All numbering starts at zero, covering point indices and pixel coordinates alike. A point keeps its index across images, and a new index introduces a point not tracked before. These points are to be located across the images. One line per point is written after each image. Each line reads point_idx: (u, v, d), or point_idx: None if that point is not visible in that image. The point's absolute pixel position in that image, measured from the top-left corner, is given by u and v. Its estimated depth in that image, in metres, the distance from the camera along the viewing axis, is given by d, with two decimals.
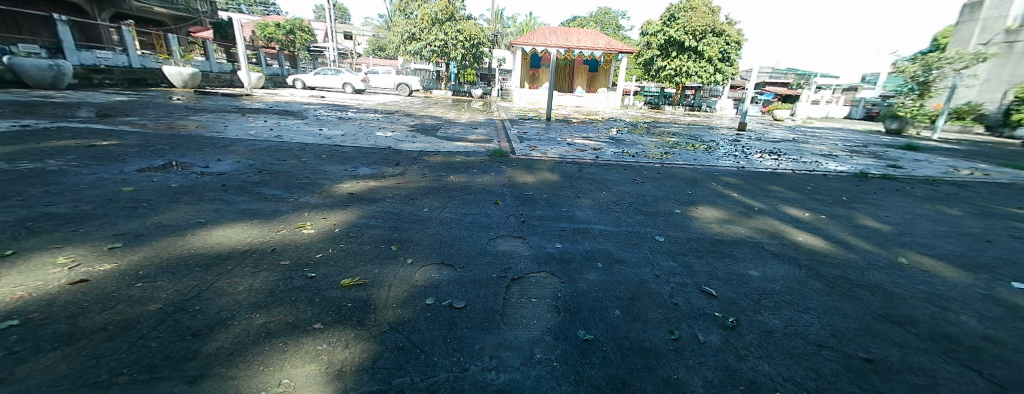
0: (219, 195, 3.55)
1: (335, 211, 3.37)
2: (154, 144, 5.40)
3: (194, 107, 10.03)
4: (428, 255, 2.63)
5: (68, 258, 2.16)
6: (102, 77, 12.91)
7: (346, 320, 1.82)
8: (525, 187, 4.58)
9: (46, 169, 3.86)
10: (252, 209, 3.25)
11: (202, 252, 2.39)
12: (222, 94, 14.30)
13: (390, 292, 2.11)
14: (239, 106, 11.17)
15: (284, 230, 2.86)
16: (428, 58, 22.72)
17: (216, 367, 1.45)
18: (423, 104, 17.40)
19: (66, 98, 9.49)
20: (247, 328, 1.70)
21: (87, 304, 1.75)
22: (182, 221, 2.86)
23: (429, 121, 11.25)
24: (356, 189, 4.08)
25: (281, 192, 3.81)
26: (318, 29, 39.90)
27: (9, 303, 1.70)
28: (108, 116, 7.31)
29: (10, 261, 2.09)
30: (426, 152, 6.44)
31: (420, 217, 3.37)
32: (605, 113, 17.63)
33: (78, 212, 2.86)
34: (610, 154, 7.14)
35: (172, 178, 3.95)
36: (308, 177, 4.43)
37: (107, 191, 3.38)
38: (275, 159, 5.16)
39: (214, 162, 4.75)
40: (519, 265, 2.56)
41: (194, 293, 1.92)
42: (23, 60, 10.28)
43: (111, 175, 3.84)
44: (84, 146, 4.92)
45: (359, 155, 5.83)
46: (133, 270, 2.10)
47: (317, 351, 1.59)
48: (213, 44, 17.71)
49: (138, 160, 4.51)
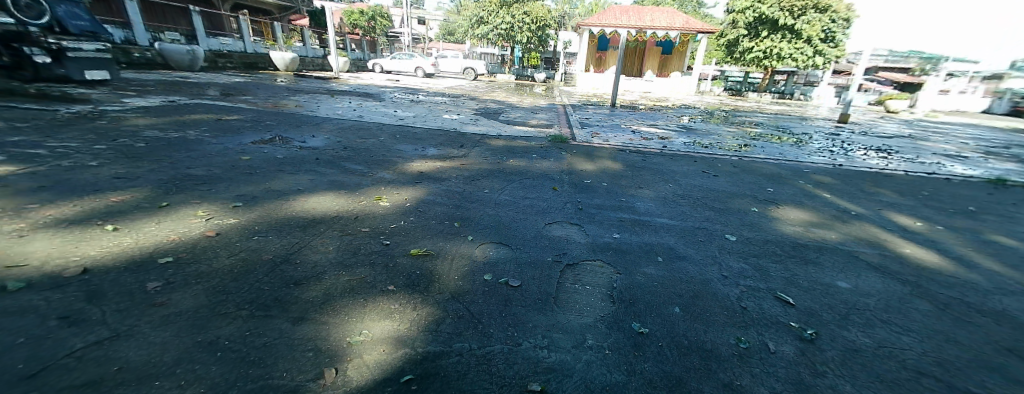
0: (313, 167, 4.03)
1: (407, 187, 3.66)
2: (264, 120, 6.24)
3: (293, 88, 11.30)
4: (487, 234, 2.76)
5: (205, 211, 2.65)
6: (224, 61, 14.96)
7: (414, 286, 2.02)
8: (583, 174, 4.53)
9: (187, 138, 4.64)
10: (338, 181, 3.64)
11: (300, 215, 2.76)
12: (314, 77, 15.91)
13: (452, 265, 2.27)
14: (328, 88, 12.36)
15: (365, 201, 3.18)
16: (494, 41, 22.87)
17: (312, 312, 1.72)
18: (488, 88, 17.71)
19: (198, 79, 11.19)
20: (335, 282, 1.96)
21: (218, 250, 2.14)
22: (286, 187, 3.32)
23: (492, 105, 11.44)
24: (424, 168, 4.36)
25: (361, 167, 4.20)
26: (395, 16, 42.52)
27: (180, 244, 2.18)
28: (229, 95, 8.54)
29: (166, 211, 2.61)
30: (487, 135, 6.62)
31: (479, 197, 3.52)
32: (679, 100, 16.47)
33: (211, 175, 3.44)
34: (680, 144, 6.74)
35: (277, 150, 4.54)
36: (383, 155, 4.81)
37: (231, 158, 4.01)
38: (357, 137, 5.67)
39: (310, 138, 5.35)
40: (573, 252, 2.59)
41: (294, 249, 2.25)
42: (170, 45, 12.33)
43: (233, 145, 4.53)
44: (214, 120, 5.82)
45: (426, 136, 6.17)
46: (250, 225, 2.50)
47: (390, 310, 1.80)
48: (309, 31, 19.75)
49: (252, 134, 5.25)
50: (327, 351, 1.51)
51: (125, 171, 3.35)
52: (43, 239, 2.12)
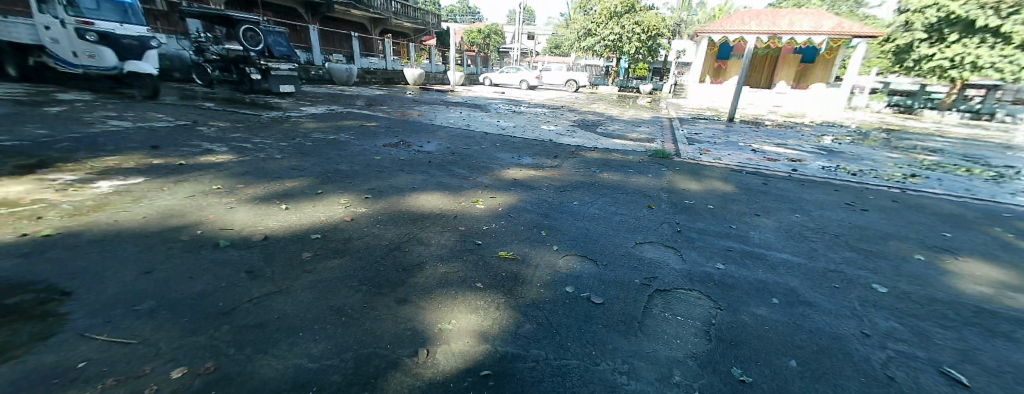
0: (426, 169, 4.56)
1: (502, 192, 3.90)
2: (393, 127, 7.26)
3: (417, 99, 12.85)
4: (573, 245, 2.79)
5: (344, 201, 3.29)
6: (371, 77, 17.64)
7: (499, 286, 2.17)
8: (687, 194, 4.24)
9: (337, 140, 5.68)
10: (444, 183, 4.06)
11: (412, 210, 3.20)
12: (434, 90, 17.84)
13: (536, 271, 2.37)
14: (444, 100, 13.73)
15: (464, 202, 3.50)
16: (600, 53, 22.65)
17: (412, 298, 1.99)
18: (590, 100, 17.60)
19: (352, 92, 13.56)
20: (432, 274, 2.23)
21: (350, 236, 2.64)
22: (403, 185, 3.85)
23: (593, 117, 11.34)
24: (520, 176, 4.57)
25: (465, 171, 4.60)
26: (507, 33, 45.29)
27: (325, 226, 2.78)
28: (370, 105, 10.13)
29: (319, 198, 3.33)
30: (583, 147, 6.60)
31: (570, 209, 3.56)
32: (817, 117, 14.12)
33: (350, 171, 4.17)
34: (815, 169, 5.80)
35: (399, 153, 5.24)
36: (485, 161, 5.18)
37: (366, 158, 4.78)
38: (465, 144, 6.20)
39: (426, 143, 6.04)
40: (666, 278, 2.45)
41: (404, 240, 2.63)
42: (336, 66, 14.97)
43: (369, 147, 5.39)
44: (356, 126, 6.97)
45: (525, 146, 6.43)
46: (374, 216, 3.01)
47: (475, 305, 1.98)
48: (435, 50, 22.26)
49: (383, 138, 6.15)
50: (422, 333, 1.74)
51: (295, 164, 4.25)
52: (244, 212, 2.93)
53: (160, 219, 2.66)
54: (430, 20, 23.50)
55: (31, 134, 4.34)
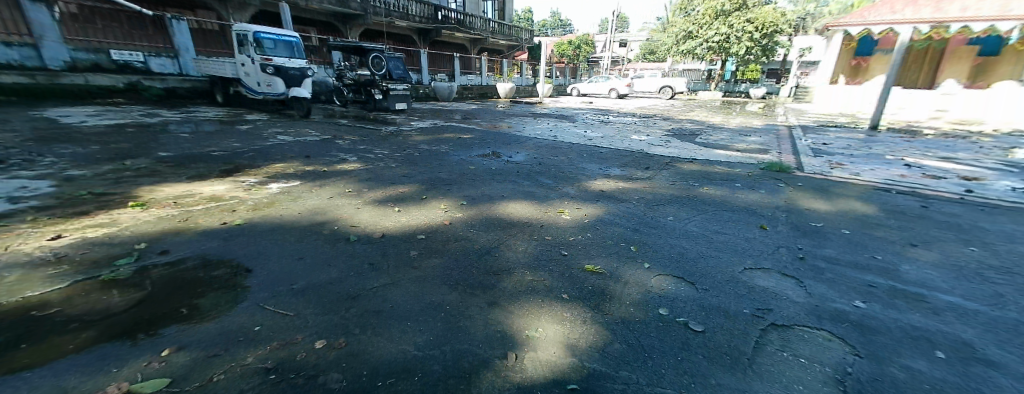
0: (514, 178, 4.77)
1: (587, 204, 3.87)
2: (485, 138, 7.72)
3: (507, 112, 13.45)
4: (666, 264, 2.65)
5: (444, 206, 3.64)
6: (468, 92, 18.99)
7: (586, 300, 2.17)
8: (808, 215, 3.70)
9: (436, 151, 6.26)
10: (531, 192, 4.19)
11: (502, 218, 3.39)
12: (524, 102, 18.48)
13: (624, 288, 2.31)
14: (533, 112, 14.11)
15: (550, 212, 3.57)
16: (702, 56, 20.98)
17: (501, 302, 2.11)
18: (687, 107, 16.42)
19: (451, 106, 14.77)
20: (520, 281, 2.34)
21: (448, 239, 2.92)
22: (493, 193, 4.08)
23: (690, 125, 10.57)
24: (607, 187, 4.50)
25: (551, 181, 4.69)
26: (599, 42, 44.84)
27: (429, 228, 3.12)
28: (465, 119, 10.91)
29: (424, 202, 3.74)
30: (678, 159, 6.19)
31: (663, 224, 3.37)
32: (1005, 123, 11.08)
33: (449, 180, 4.57)
34: (1001, 190, 4.57)
35: (490, 163, 5.56)
36: (572, 172, 5.21)
37: (462, 168, 5.18)
38: (552, 155, 6.31)
39: (514, 154, 6.30)
40: (784, 311, 2.14)
41: (493, 246, 2.81)
42: (440, 85, 16.46)
43: (465, 158, 5.82)
44: (454, 138, 7.59)
45: (613, 156, 6.28)
46: (467, 222, 3.27)
47: (562, 317, 2.01)
48: (526, 64, 23.10)
49: (476, 149, 6.58)
50: (511, 338, 1.83)
51: (404, 172, 4.82)
52: (366, 211, 3.43)
53: (306, 215, 3.26)
54: (523, 36, 24.51)
55: (225, 145, 5.66)
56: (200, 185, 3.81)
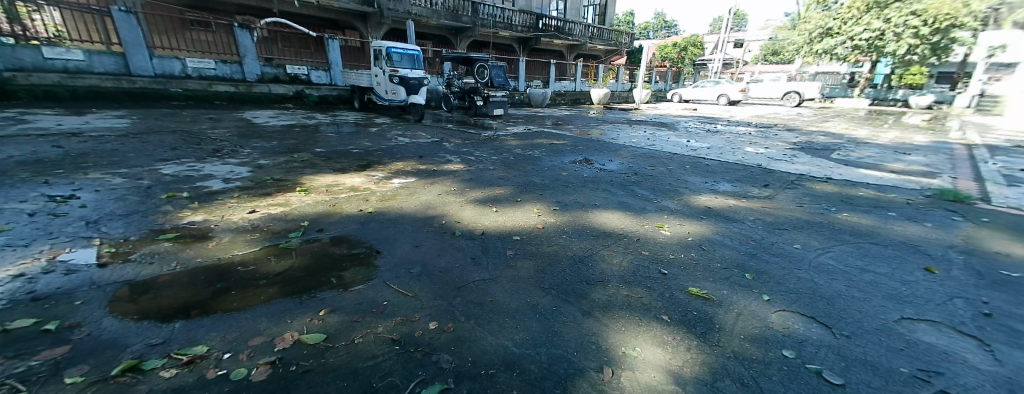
0: (609, 187, 4.67)
1: (692, 220, 3.60)
2: (578, 145, 7.68)
3: (602, 119, 13.15)
4: (790, 298, 2.33)
5: (538, 210, 3.75)
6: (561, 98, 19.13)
7: (690, 326, 2.02)
8: (1000, 260, 2.89)
9: (531, 155, 6.45)
10: (627, 203, 4.06)
11: (596, 226, 3.36)
12: (620, 109, 17.87)
13: (735, 319, 2.10)
14: (629, 118, 13.56)
15: (648, 226, 3.42)
16: (843, 57, 17.74)
17: (597, 314, 2.10)
18: (818, 117, 14.08)
19: (544, 112, 15.01)
20: (616, 294, 2.29)
21: (543, 242, 3.01)
22: (588, 202, 4.05)
23: (821, 138, 9.05)
24: (714, 204, 4.12)
25: (649, 193, 4.47)
26: (710, 42, 41.03)
27: (525, 230, 3.25)
28: (558, 125, 10.99)
29: (520, 205, 3.89)
30: (807, 177, 5.36)
31: (786, 252, 2.97)
32: None
33: (543, 184, 4.69)
34: None
35: (584, 170, 5.52)
36: (672, 184, 4.89)
37: (555, 174, 5.26)
38: (650, 165, 6.01)
39: (609, 162, 6.15)
40: (967, 380, 1.70)
41: (588, 254, 2.81)
42: (535, 91, 16.76)
43: (559, 164, 5.89)
44: (549, 143, 7.71)
45: (722, 170, 5.72)
46: (561, 227, 3.32)
47: (662, 339, 1.91)
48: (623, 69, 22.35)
49: (569, 155, 6.60)
50: (607, 351, 1.81)
51: (502, 175, 5.08)
52: (469, 209, 3.72)
53: (419, 208, 3.66)
54: (623, 39, 23.74)
55: (357, 144, 6.63)
56: (341, 177, 4.55)
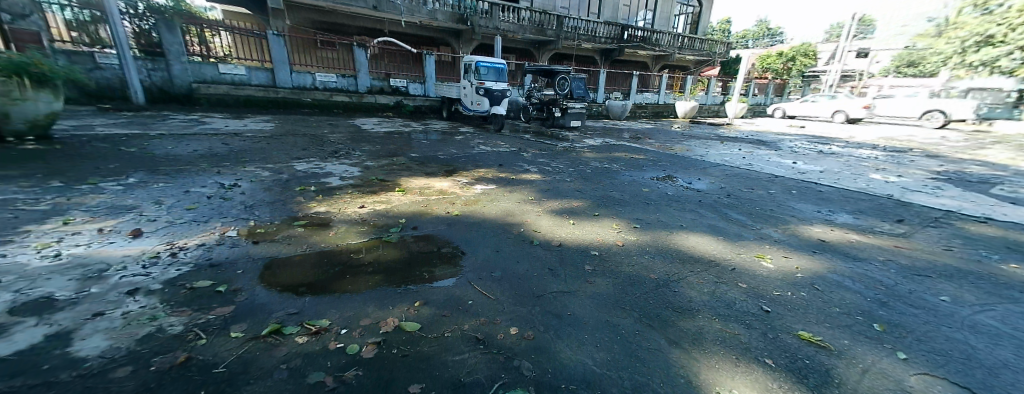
0: (697, 208, 4.36)
1: (799, 253, 3.19)
2: (662, 160, 7.29)
3: (688, 134, 12.30)
4: (935, 360, 1.93)
5: (619, 227, 3.64)
6: (642, 111, 18.42)
7: (799, 375, 1.79)
8: None
9: (611, 169, 6.30)
10: (720, 227, 3.74)
11: (683, 250, 3.16)
12: (709, 124, 16.57)
13: (858, 375, 1.80)
14: (720, 135, 12.49)
15: (745, 255, 3.11)
16: (1014, 69, 14.27)
17: (686, 345, 1.96)
18: (973, 142, 11.49)
19: (624, 125, 14.53)
20: (708, 326, 2.12)
21: (624, 260, 2.92)
22: (674, 222, 3.83)
23: (978, 168, 7.36)
24: (828, 237, 3.60)
25: (745, 218, 4.08)
26: (825, 51, 36.07)
27: (604, 245, 3.18)
28: (639, 139, 10.56)
29: (600, 220, 3.82)
30: (956, 214, 4.40)
31: (930, 305, 2.46)
32: None
33: (624, 200, 4.55)
34: None
35: (669, 188, 5.22)
36: (774, 210, 4.39)
37: (636, 189, 5.07)
38: (744, 186, 5.46)
39: (697, 180, 5.74)
40: None
41: (674, 278, 2.66)
42: (614, 103, 16.20)
43: (640, 179, 5.66)
44: (629, 157, 7.44)
45: (838, 198, 4.97)
46: (644, 247, 3.19)
47: (765, 385, 1.72)
48: (716, 81, 20.72)
49: (652, 171, 6.30)
50: (696, 387, 1.69)
51: (579, 187, 5.04)
52: (546, 219, 3.76)
53: (500, 215, 3.80)
54: (717, 49, 22.06)
55: (444, 151, 7.13)
56: (431, 180, 4.92)
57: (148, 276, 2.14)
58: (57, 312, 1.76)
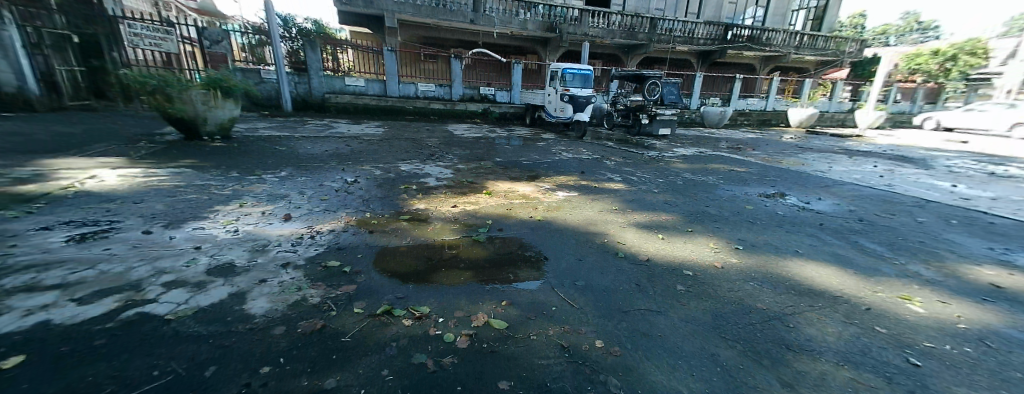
0: (816, 232, 3.79)
1: (962, 299, 2.58)
2: (770, 175, 6.48)
3: (804, 146, 10.72)
4: None
5: (717, 246, 3.35)
6: (744, 118, 16.64)
7: None
8: None
9: (708, 182, 5.81)
10: (847, 258, 3.21)
11: (798, 279, 2.78)
12: (832, 135, 14.25)
13: None
14: (846, 148, 10.65)
15: (882, 294, 2.62)
16: None
17: (802, 388, 1.72)
18: None
19: (723, 134, 13.22)
20: (832, 372, 1.83)
21: (724, 284, 2.68)
22: (785, 246, 3.39)
23: None
24: (1007, 282, 2.85)
25: (882, 249, 3.43)
26: (1008, 46, 28.53)
27: (700, 265, 2.95)
28: (741, 149, 9.53)
29: (695, 237, 3.56)
30: None
31: None
32: None
33: (723, 216, 4.17)
34: None
35: (780, 207, 4.62)
36: (923, 242, 3.62)
37: (738, 205, 4.61)
38: (880, 211, 4.59)
39: (815, 200, 5.00)
40: None
41: (786, 311, 2.35)
42: (711, 109, 14.81)
43: (742, 194, 5.13)
44: (727, 170, 6.78)
45: (1022, 234, 3.89)
46: (748, 271, 2.89)
47: None
48: (842, 85, 17.80)
49: (758, 186, 5.65)
50: None
51: (668, 199, 4.76)
52: (632, 232, 3.62)
53: (582, 223, 3.77)
54: (846, 48, 18.93)
55: (528, 156, 7.29)
56: (515, 185, 5.09)
57: (295, 253, 2.60)
58: (238, 275, 2.24)
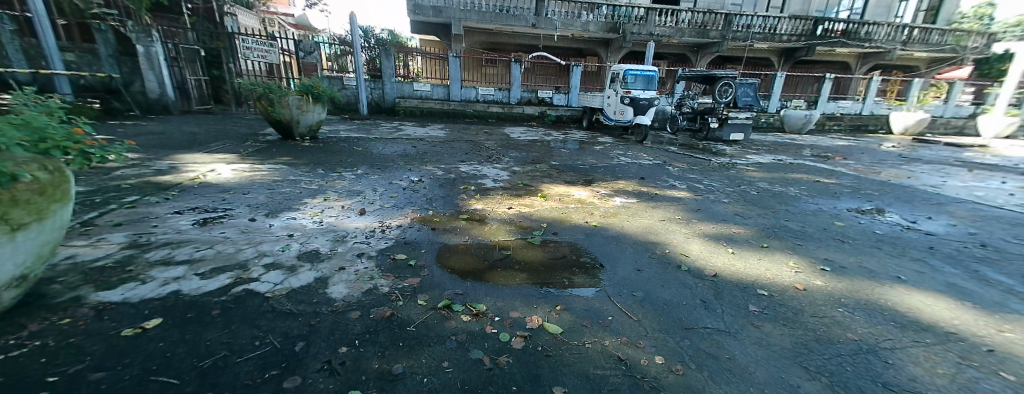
0: (924, 256, 3.28)
1: None
2: (865, 188, 5.72)
3: (910, 156, 9.27)
4: None
5: (797, 265, 3.04)
6: (833, 123, 14.89)
7: None
8: None
9: (788, 193, 5.29)
10: (966, 289, 2.74)
11: (899, 309, 2.43)
12: (948, 143, 12.17)
13: None
14: (967, 159, 9.03)
15: (1013, 334, 2.20)
16: None
17: None
18: None
19: (807, 141, 11.90)
20: None
21: (805, 308, 2.43)
22: (883, 270, 2.98)
23: None
24: None
25: (1014, 281, 2.88)
26: None
27: (776, 285, 2.70)
28: (829, 158, 8.52)
29: (770, 253, 3.26)
30: None
31: None
32: None
33: (805, 232, 3.78)
34: None
35: (878, 225, 4.06)
36: None
37: (824, 221, 4.14)
38: (1014, 236, 3.83)
39: (924, 219, 4.32)
40: None
41: (883, 345, 2.07)
42: (795, 113, 13.50)
43: (829, 209, 4.60)
44: (810, 181, 6.10)
45: None
46: (835, 296, 2.59)
47: None
48: (963, 85, 15.20)
49: (850, 200, 5.02)
50: None
51: (740, 210, 4.41)
52: (697, 243, 3.42)
53: (641, 231, 3.63)
54: (970, 42, 16.12)
55: (586, 160, 7.17)
56: (571, 189, 5.05)
57: (368, 245, 2.84)
58: (322, 262, 2.50)
